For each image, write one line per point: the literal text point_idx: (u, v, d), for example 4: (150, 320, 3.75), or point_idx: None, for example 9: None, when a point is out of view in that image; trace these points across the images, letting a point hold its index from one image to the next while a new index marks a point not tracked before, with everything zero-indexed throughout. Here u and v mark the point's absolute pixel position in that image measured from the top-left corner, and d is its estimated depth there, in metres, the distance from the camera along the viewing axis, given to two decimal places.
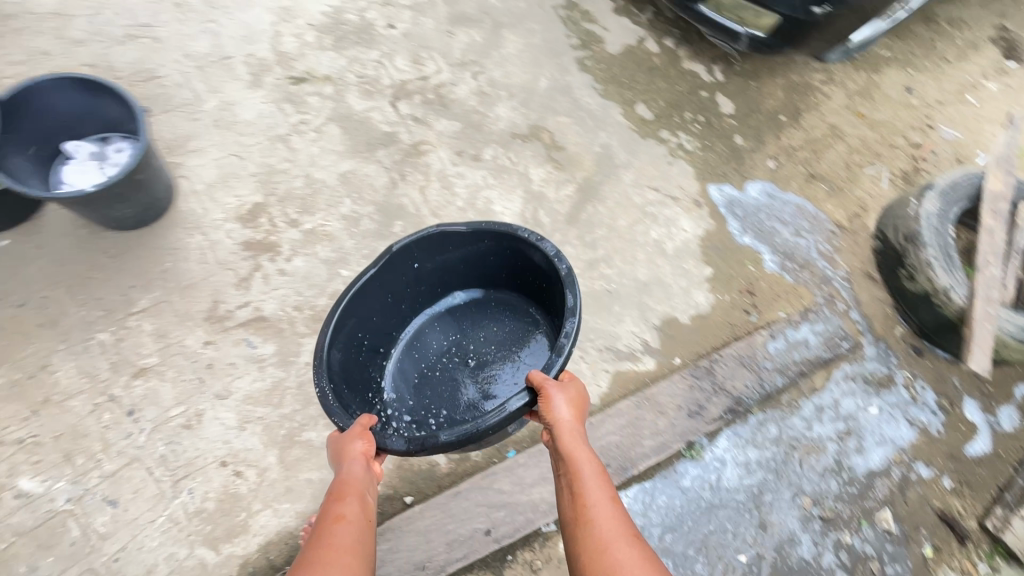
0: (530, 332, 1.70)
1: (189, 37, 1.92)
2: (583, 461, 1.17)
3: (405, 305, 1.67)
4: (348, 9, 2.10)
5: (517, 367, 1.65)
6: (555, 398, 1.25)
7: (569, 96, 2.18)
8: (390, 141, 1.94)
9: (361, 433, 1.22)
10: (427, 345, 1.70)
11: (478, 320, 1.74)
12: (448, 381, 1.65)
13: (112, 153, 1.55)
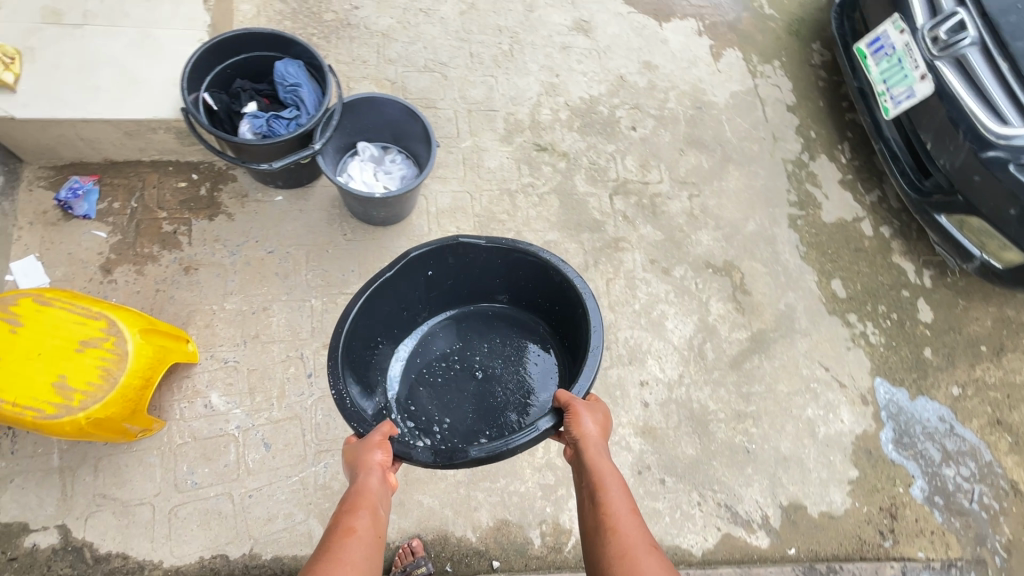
0: (540, 351, 1.83)
1: (470, 83, 2.18)
2: (604, 476, 1.20)
3: (423, 305, 1.79)
4: (603, 101, 2.30)
5: (532, 383, 1.78)
6: (580, 417, 1.31)
7: (772, 247, 2.22)
8: (597, 228, 2.07)
9: (380, 445, 1.26)
10: (430, 347, 1.82)
11: (484, 335, 1.86)
12: (460, 393, 1.75)
13: (388, 165, 1.81)
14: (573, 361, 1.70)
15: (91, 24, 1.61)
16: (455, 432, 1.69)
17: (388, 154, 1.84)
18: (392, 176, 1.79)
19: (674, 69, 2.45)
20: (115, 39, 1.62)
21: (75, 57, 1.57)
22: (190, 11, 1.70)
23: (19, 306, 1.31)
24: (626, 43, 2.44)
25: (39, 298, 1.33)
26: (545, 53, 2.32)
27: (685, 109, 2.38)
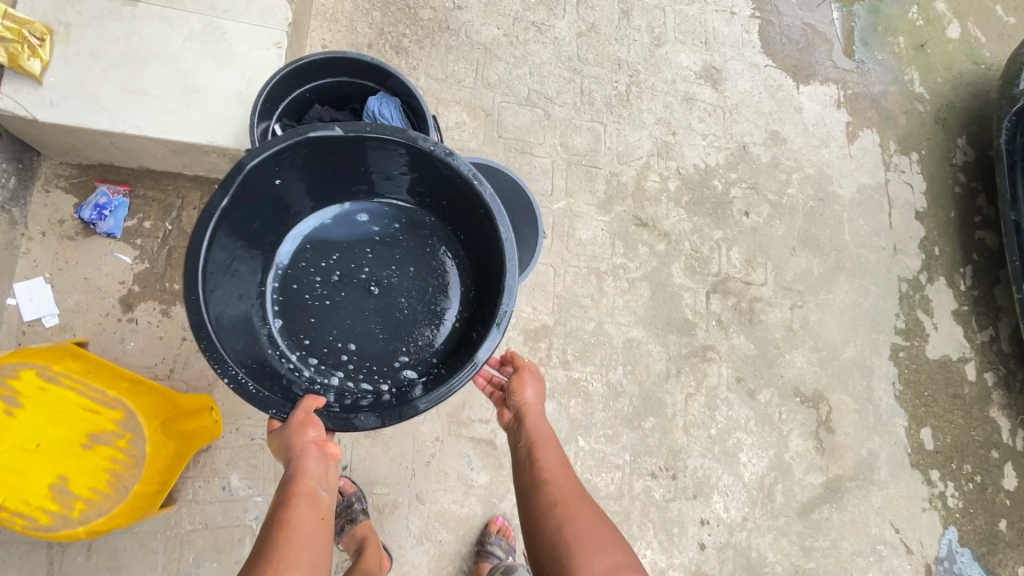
0: (438, 241, 1.28)
1: (575, 128, 1.84)
2: (550, 451, 1.13)
3: (292, 211, 1.20)
4: (719, 175, 1.97)
5: (446, 271, 1.27)
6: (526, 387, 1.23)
7: (867, 381, 1.97)
8: (686, 331, 1.81)
9: (310, 416, 1.02)
10: (310, 260, 1.23)
11: (371, 230, 1.26)
12: (361, 310, 1.21)
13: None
14: (483, 250, 1.19)
15: (146, 3, 1.27)
16: (367, 362, 1.20)
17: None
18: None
19: (802, 144, 2.11)
20: (173, 29, 1.27)
21: (118, 45, 1.23)
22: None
23: (19, 380, 1.09)
24: (756, 104, 2.09)
25: (44, 373, 1.10)
26: (664, 102, 1.97)
27: (806, 198, 2.06)
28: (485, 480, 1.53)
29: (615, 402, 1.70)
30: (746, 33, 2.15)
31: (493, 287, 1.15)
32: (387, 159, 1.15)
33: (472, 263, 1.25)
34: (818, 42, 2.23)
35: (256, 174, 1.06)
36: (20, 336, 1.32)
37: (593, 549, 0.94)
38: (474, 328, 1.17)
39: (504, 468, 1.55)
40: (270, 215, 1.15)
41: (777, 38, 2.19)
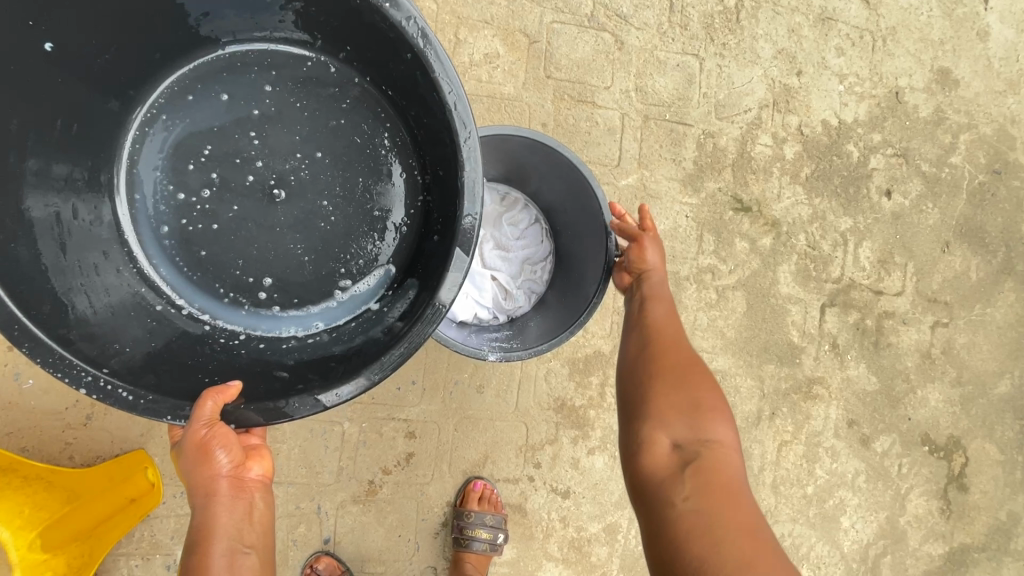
0: (354, 94, 0.76)
1: (658, 64, 1.28)
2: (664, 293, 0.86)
3: (113, 88, 0.72)
4: (857, 136, 1.39)
5: (380, 144, 0.77)
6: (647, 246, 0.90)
7: (1021, 425, 1.48)
8: (788, 359, 1.34)
9: (215, 436, 0.67)
10: (164, 162, 0.75)
11: (250, 96, 0.75)
12: (267, 224, 0.75)
13: (501, 234, 1.10)
14: (424, 115, 0.70)
15: None
16: (292, 304, 0.77)
17: (502, 207, 1.11)
18: (507, 261, 1.10)
19: (981, 90, 1.47)
20: None
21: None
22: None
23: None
24: (922, 27, 1.43)
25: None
26: (789, 24, 1.35)
27: (975, 171, 1.46)
28: (511, 555, 1.17)
29: None
30: None
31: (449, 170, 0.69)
32: None
33: (412, 128, 0.75)
34: None
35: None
36: None
37: (678, 397, 0.73)
38: (435, 232, 0.74)
39: (536, 540, 1.18)
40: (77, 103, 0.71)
41: None
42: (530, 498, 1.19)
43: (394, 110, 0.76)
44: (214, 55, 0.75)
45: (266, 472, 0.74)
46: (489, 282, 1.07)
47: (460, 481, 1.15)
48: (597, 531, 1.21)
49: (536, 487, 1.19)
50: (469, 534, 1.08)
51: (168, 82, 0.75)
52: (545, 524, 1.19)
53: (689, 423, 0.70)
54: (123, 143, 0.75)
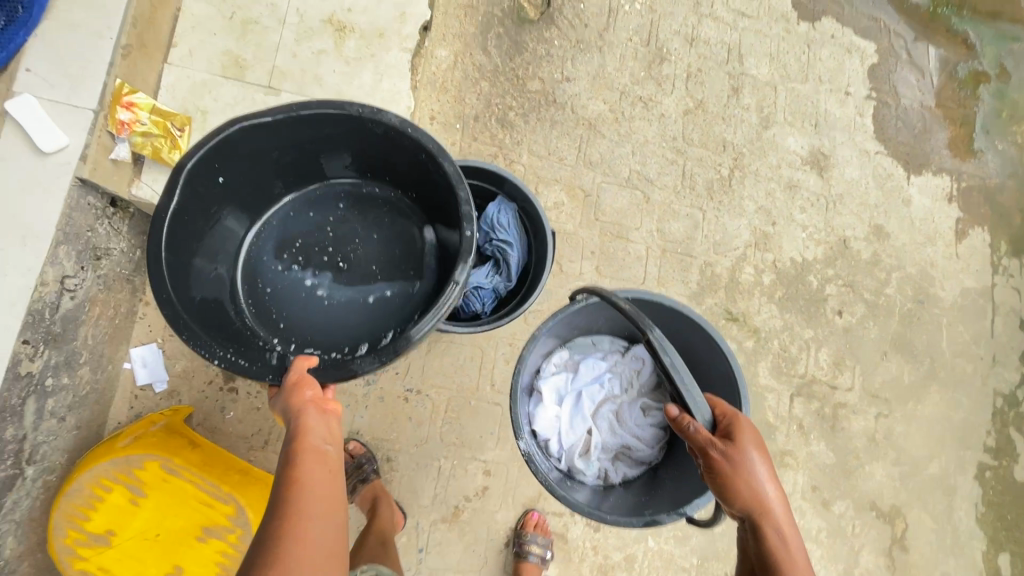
0: (391, 205, 1.25)
1: (673, 214, 1.80)
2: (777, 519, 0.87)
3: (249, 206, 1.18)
4: (815, 270, 1.90)
5: (409, 231, 1.24)
6: (739, 464, 0.92)
7: (949, 499, 1.89)
8: (765, 435, 1.78)
9: (311, 383, 0.89)
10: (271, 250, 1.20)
11: (329, 212, 1.24)
12: (335, 282, 1.18)
13: (627, 408, 1.40)
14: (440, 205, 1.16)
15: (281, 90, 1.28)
16: (350, 329, 1.15)
17: (645, 391, 1.43)
18: (614, 434, 1.39)
19: (906, 241, 2.01)
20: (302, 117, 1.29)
21: None
22: (392, 87, 1.34)
23: (144, 471, 1.11)
24: (861, 194, 1.99)
25: (168, 464, 1.12)
26: (766, 189, 1.90)
27: (904, 300, 1.96)
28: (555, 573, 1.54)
29: None
30: (860, 116, 2.04)
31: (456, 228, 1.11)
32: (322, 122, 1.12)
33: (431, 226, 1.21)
34: (934, 129, 2.10)
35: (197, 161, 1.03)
36: (132, 400, 1.36)
37: None
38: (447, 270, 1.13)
39: (574, 562, 1.55)
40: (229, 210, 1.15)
41: (892, 122, 2.07)
42: (570, 528, 1.57)
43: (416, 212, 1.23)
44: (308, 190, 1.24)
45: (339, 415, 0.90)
46: (584, 432, 1.38)
47: (520, 511, 1.54)
48: (620, 559, 1.59)
49: (575, 520, 1.58)
50: (526, 548, 1.46)
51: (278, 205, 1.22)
52: (581, 550, 1.57)
53: None
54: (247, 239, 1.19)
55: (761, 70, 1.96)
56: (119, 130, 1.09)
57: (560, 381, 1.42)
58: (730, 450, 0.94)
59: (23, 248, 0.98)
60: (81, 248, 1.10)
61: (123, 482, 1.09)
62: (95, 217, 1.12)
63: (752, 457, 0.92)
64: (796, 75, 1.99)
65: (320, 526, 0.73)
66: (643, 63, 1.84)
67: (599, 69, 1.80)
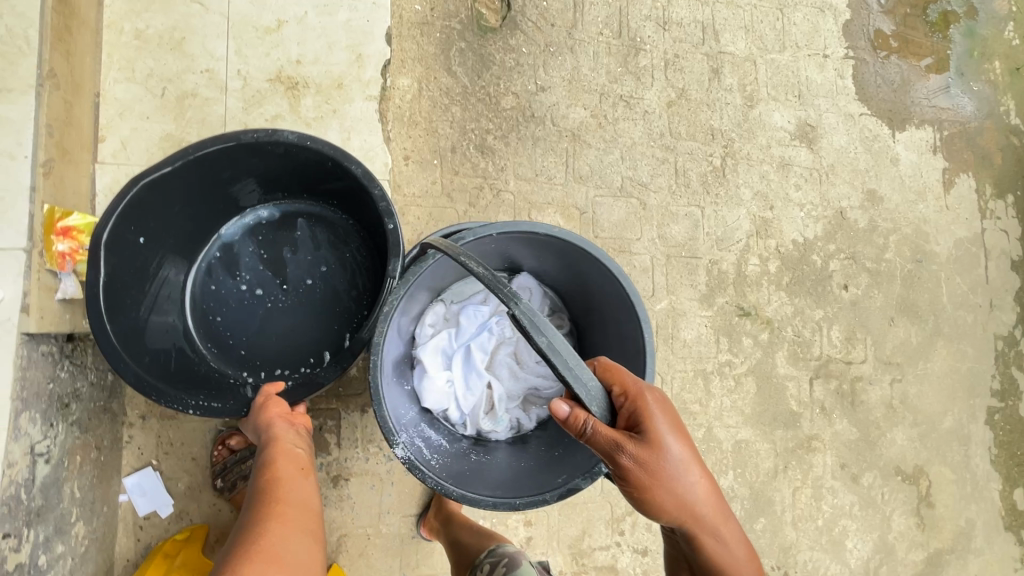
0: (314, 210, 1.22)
1: (672, 216, 1.71)
2: (700, 507, 0.84)
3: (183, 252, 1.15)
4: (817, 248, 1.87)
5: (339, 231, 1.22)
6: (660, 472, 0.81)
7: (965, 449, 1.95)
8: (791, 424, 1.77)
9: (271, 398, 1.02)
10: (217, 282, 1.18)
11: (259, 233, 1.21)
12: (285, 298, 1.19)
13: (525, 347, 1.25)
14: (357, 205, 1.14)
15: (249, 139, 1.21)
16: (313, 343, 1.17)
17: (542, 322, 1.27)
18: (515, 379, 1.23)
19: (899, 201, 1.98)
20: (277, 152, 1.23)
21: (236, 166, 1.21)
22: (363, 145, 1.39)
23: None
24: (852, 161, 1.94)
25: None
26: (760, 172, 1.83)
27: (903, 262, 1.96)
28: None
29: None
30: (841, 78, 1.96)
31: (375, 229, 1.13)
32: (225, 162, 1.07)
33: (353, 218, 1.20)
34: (913, 79, 2.05)
35: (118, 231, 1.00)
36: (138, 531, 1.23)
37: None
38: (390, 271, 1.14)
39: None
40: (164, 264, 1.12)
41: (872, 79, 2.01)
42: (619, 559, 1.54)
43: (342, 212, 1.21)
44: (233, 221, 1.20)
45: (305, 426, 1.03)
46: (483, 390, 1.20)
47: (567, 554, 1.51)
48: None
49: (622, 549, 1.55)
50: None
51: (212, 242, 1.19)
52: None
53: None
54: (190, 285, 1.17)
55: (737, 46, 1.85)
56: (61, 265, 0.93)
57: (439, 340, 1.20)
58: (653, 458, 0.81)
59: None
60: (46, 404, 0.94)
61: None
62: (53, 364, 0.96)
63: (671, 459, 0.82)
64: (773, 45, 1.90)
65: (296, 509, 0.86)
66: (618, 58, 1.71)
67: (573, 73, 1.66)
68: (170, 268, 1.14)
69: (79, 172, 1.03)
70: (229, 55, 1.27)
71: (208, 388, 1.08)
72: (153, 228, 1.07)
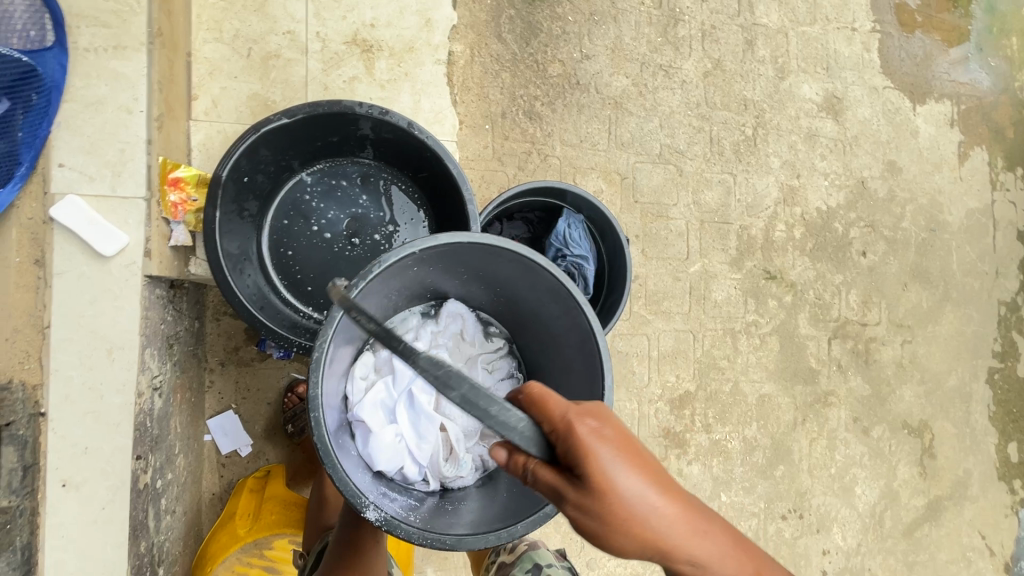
0: (392, 173, 1.18)
1: (707, 183, 1.79)
2: (705, 555, 0.61)
3: (266, 190, 1.09)
4: (839, 216, 1.96)
5: (417, 197, 1.19)
6: (626, 518, 0.58)
7: (966, 406, 2.09)
8: (810, 380, 1.90)
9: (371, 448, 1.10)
10: (292, 224, 1.13)
11: (335, 183, 1.15)
12: (359, 253, 1.15)
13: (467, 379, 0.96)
14: (441, 186, 1.12)
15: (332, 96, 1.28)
16: None
17: (477, 347, 0.99)
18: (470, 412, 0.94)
19: (916, 172, 2.07)
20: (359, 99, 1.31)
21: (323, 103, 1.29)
22: (434, 107, 1.43)
23: (274, 549, 1.14)
24: (875, 133, 2.02)
25: (294, 539, 1.18)
26: (788, 143, 1.91)
27: (919, 230, 2.06)
28: None
29: (750, 455, 1.82)
30: (867, 52, 2.03)
31: (457, 216, 1.11)
32: (335, 123, 1.05)
33: (428, 196, 1.17)
34: (935, 53, 2.12)
35: (233, 172, 0.98)
36: (220, 469, 1.32)
37: None
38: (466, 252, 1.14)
39: None
40: (252, 202, 1.07)
41: (896, 53, 2.07)
42: None
43: (419, 180, 1.17)
44: (313, 166, 1.14)
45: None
46: (438, 433, 0.89)
47: None
48: None
49: None
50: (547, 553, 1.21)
51: (290, 181, 1.12)
52: None
53: None
54: (266, 218, 1.12)
55: (771, 18, 1.91)
56: (174, 214, 1.00)
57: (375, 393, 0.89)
58: (620, 513, 0.58)
59: (113, 365, 0.91)
60: (159, 344, 1.02)
61: (258, 566, 1.10)
62: (163, 307, 1.03)
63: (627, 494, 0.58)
64: (805, 18, 1.95)
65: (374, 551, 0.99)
66: (658, 27, 1.76)
67: (616, 41, 1.71)
68: (253, 203, 1.07)
69: (178, 128, 1.09)
70: (308, 17, 1.28)
71: (297, 330, 1.08)
72: (253, 171, 1.03)
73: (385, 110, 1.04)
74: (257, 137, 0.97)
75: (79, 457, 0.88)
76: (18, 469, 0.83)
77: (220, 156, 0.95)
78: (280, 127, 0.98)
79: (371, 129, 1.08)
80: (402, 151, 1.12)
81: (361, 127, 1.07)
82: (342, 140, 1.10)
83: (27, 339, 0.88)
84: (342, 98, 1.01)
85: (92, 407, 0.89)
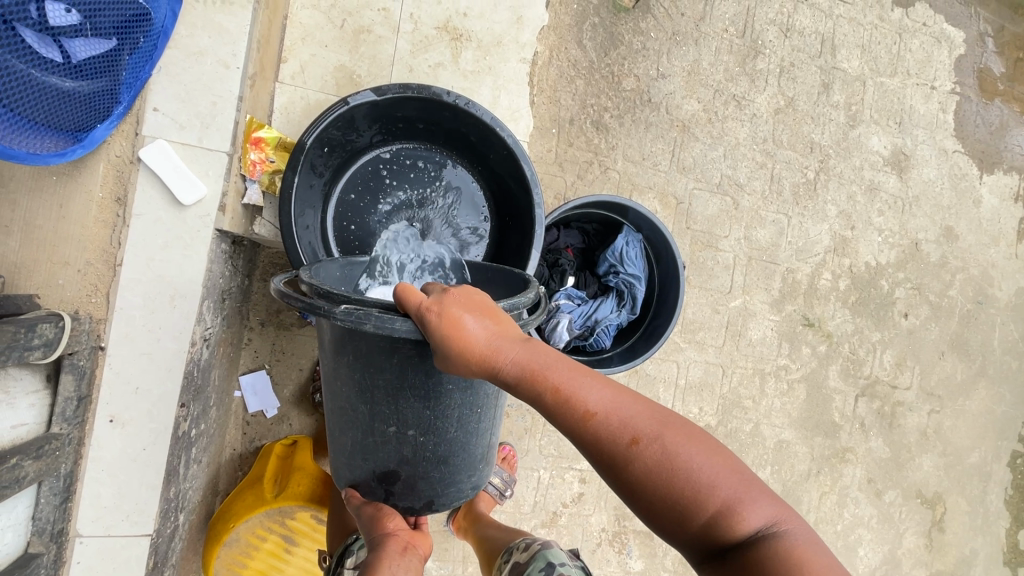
0: (462, 165, 1.17)
1: (760, 220, 1.77)
2: (520, 364, 0.68)
3: (341, 161, 1.09)
4: (887, 274, 1.93)
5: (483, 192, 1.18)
6: (458, 329, 0.68)
7: (983, 485, 2.05)
8: (831, 433, 1.87)
9: (383, 518, 0.98)
10: (358, 200, 1.13)
11: (404, 168, 1.15)
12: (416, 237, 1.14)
13: None
14: (512, 185, 1.12)
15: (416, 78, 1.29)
16: None
17: None
18: None
19: (973, 242, 2.03)
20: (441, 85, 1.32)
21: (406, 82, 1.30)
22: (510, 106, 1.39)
23: (296, 520, 1.15)
24: (937, 196, 1.99)
25: (317, 515, 1.17)
26: (848, 192, 1.88)
27: (965, 301, 2.02)
28: (640, 566, 1.64)
29: None
30: (942, 112, 1.99)
31: (522, 216, 1.12)
32: (421, 107, 1.06)
33: (495, 193, 1.17)
34: (1011, 125, 2.07)
35: (317, 139, 0.99)
36: (245, 426, 1.34)
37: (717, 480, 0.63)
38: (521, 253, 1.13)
39: (658, 555, 1.66)
40: (327, 171, 1.07)
41: (971, 119, 2.03)
42: None
43: (488, 176, 1.16)
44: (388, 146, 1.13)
45: (425, 547, 1.05)
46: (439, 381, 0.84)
47: (612, 514, 1.62)
48: None
49: None
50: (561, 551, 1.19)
51: (365, 157, 1.12)
52: (664, 545, 1.66)
53: (741, 490, 0.62)
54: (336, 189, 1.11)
55: (852, 63, 1.88)
56: (251, 172, 1.02)
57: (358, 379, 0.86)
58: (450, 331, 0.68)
59: (173, 311, 0.93)
60: (215, 296, 1.03)
61: (278, 533, 1.14)
62: (225, 261, 1.05)
63: (459, 309, 0.68)
64: (886, 69, 1.92)
65: None
66: (737, 57, 1.74)
67: (693, 65, 1.70)
68: (327, 173, 1.08)
69: (265, 89, 1.10)
70: None
71: None
72: (334, 141, 1.04)
73: (470, 102, 1.04)
74: (345, 111, 0.98)
75: (130, 395, 0.91)
76: (74, 399, 0.84)
77: (308, 123, 0.96)
78: (367, 103, 1.00)
79: (454, 120, 1.08)
80: (477, 145, 1.12)
81: (445, 116, 1.08)
82: (420, 126, 1.11)
83: (98, 273, 0.90)
84: (432, 85, 1.02)
85: (149, 349, 0.92)
